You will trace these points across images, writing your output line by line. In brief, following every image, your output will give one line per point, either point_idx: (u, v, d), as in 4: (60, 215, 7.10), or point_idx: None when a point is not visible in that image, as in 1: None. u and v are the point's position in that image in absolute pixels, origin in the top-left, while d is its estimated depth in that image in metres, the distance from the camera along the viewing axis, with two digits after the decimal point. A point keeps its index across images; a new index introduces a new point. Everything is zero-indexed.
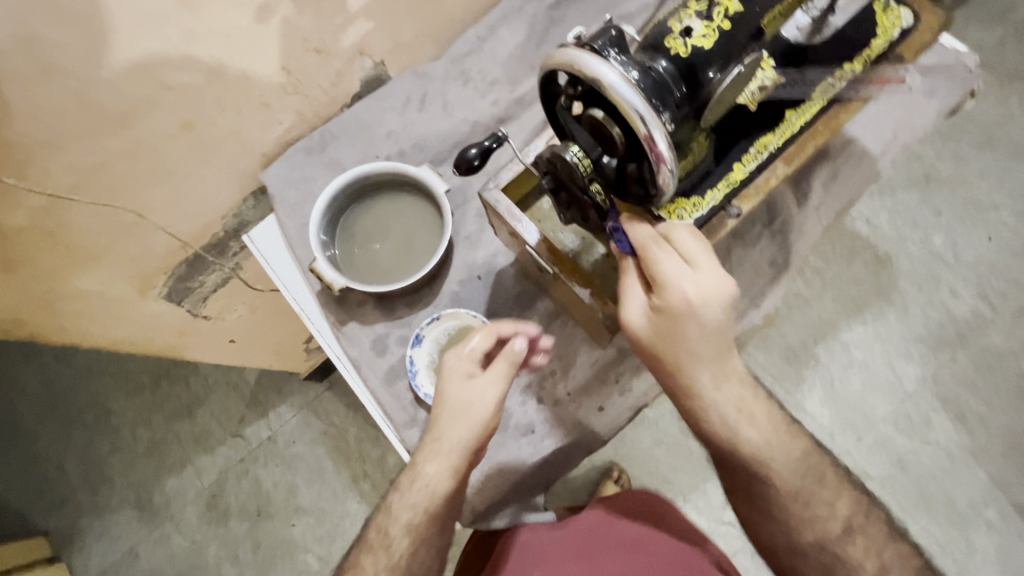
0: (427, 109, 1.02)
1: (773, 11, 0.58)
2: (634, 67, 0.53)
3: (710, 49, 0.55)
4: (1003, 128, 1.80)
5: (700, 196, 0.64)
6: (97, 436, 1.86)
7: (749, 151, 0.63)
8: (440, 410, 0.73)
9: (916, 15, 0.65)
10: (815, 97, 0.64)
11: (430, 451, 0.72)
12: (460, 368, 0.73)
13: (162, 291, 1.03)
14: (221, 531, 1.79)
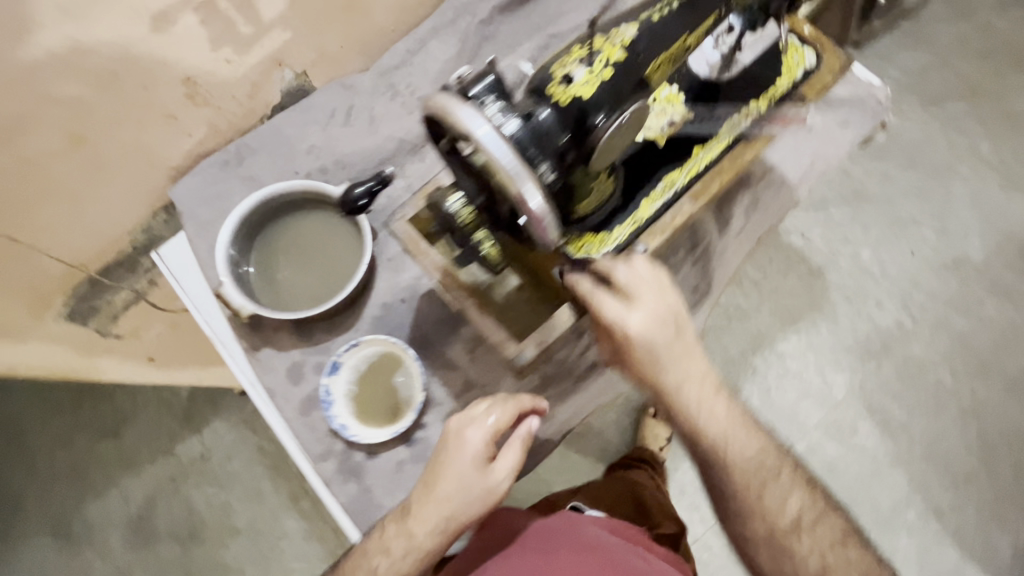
0: (353, 124, 0.97)
1: (664, 53, 0.56)
2: (513, 117, 0.52)
3: (593, 95, 0.53)
4: (925, 149, 1.91)
5: (608, 232, 0.62)
6: (13, 457, 1.73)
7: (654, 188, 0.63)
8: (443, 478, 0.70)
9: (818, 57, 0.67)
10: (719, 135, 0.65)
11: (427, 517, 0.70)
12: (474, 447, 0.70)
13: (62, 311, 0.96)
14: (150, 556, 1.69)
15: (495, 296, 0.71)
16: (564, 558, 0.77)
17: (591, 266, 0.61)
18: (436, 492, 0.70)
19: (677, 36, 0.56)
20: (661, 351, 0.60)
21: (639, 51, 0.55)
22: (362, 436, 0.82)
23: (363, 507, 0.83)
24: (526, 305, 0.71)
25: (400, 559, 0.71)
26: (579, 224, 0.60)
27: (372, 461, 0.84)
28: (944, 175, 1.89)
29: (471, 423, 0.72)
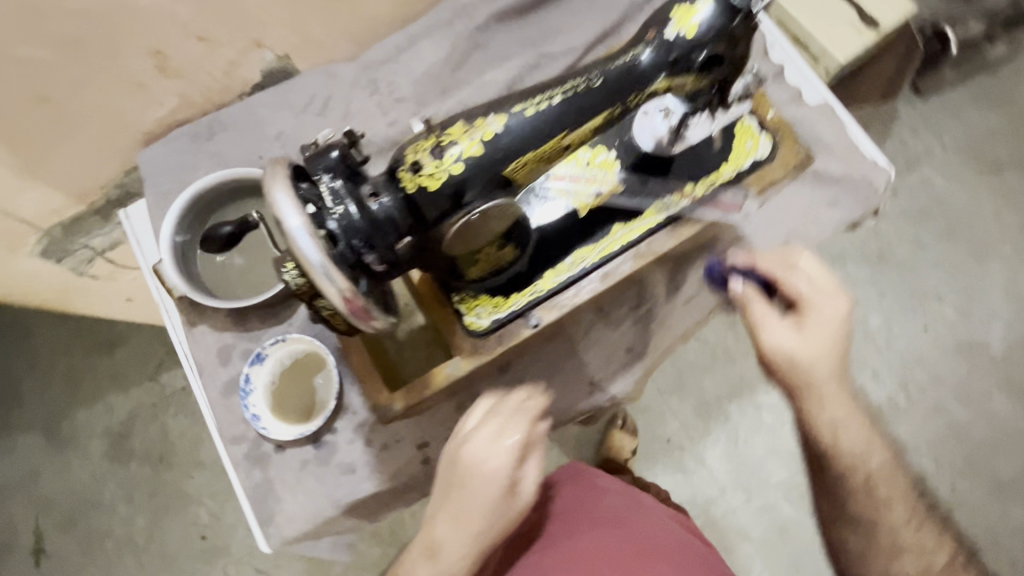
0: (326, 115, 0.95)
1: (532, 153, 0.52)
2: (347, 202, 0.47)
3: (434, 192, 0.50)
4: (967, 221, 1.76)
5: (504, 297, 0.60)
6: (18, 354, 1.86)
7: (563, 260, 0.60)
8: (465, 516, 0.66)
9: (775, 146, 0.62)
10: (647, 215, 0.61)
11: (459, 543, 0.66)
12: (491, 479, 0.66)
13: (36, 249, 0.99)
14: (120, 472, 1.78)
15: (392, 335, 0.66)
16: (592, 535, 0.82)
17: (480, 329, 0.59)
18: (460, 520, 0.66)
19: (551, 135, 0.52)
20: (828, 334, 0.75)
21: (499, 147, 0.51)
22: (271, 429, 0.84)
23: (262, 497, 0.85)
24: (421, 347, 0.66)
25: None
26: (467, 284, 0.58)
27: (280, 454, 0.86)
28: (982, 253, 1.75)
29: (483, 452, 0.67)
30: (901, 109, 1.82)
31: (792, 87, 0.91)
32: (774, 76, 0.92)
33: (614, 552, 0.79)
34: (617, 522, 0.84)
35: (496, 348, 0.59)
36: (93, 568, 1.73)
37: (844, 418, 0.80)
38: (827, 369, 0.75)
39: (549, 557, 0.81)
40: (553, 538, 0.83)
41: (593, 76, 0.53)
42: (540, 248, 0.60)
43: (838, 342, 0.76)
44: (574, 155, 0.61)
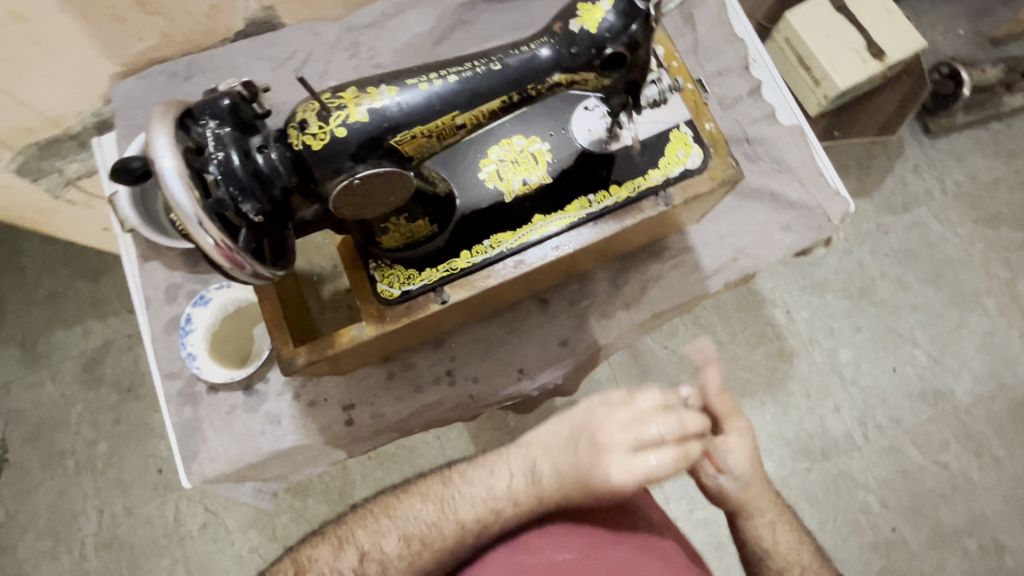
0: (304, 72, 0.96)
1: (419, 127, 0.52)
2: (230, 149, 0.48)
3: (318, 152, 0.49)
4: (956, 268, 1.73)
5: (417, 270, 0.61)
6: (5, 268, 1.89)
7: (481, 242, 0.61)
8: (575, 469, 0.67)
9: (706, 157, 0.63)
10: (569, 209, 0.61)
11: (545, 490, 0.69)
12: (621, 466, 0.64)
13: (12, 165, 1.00)
14: (87, 397, 1.82)
15: (318, 295, 0.68)
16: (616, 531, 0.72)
17: (391, 298, 0.60)
18: (571, 473, 0.67)
19: (442, 113, 0.51)
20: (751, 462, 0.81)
21: (387, 119, 0.50)
22: (206, 372, 0.85)
23: (188, 434, 0.87)
24: (344, 307, 0.68)
25: (500, 509, 0.71)
26: (383, 252, 0.59)
27: (211, 396, 0.88)
28: (966, 303, 1.71)
29: (632, 436, 0.65)
30: (907, 146, 1.79)
31: (766, 106, 0.91)
32: (750, 93, 0.92)
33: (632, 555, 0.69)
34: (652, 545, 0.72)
35: (402, 318, 0.60)
36: (50, 485, 1.78)
37: (777, 520, 0.84)
38: (755, 476, 0.82)
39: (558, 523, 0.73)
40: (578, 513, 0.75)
41: (494, 62, 0.52)
42: (458, 227, 0.61)
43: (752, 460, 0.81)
44: (508, 140, 0.62)
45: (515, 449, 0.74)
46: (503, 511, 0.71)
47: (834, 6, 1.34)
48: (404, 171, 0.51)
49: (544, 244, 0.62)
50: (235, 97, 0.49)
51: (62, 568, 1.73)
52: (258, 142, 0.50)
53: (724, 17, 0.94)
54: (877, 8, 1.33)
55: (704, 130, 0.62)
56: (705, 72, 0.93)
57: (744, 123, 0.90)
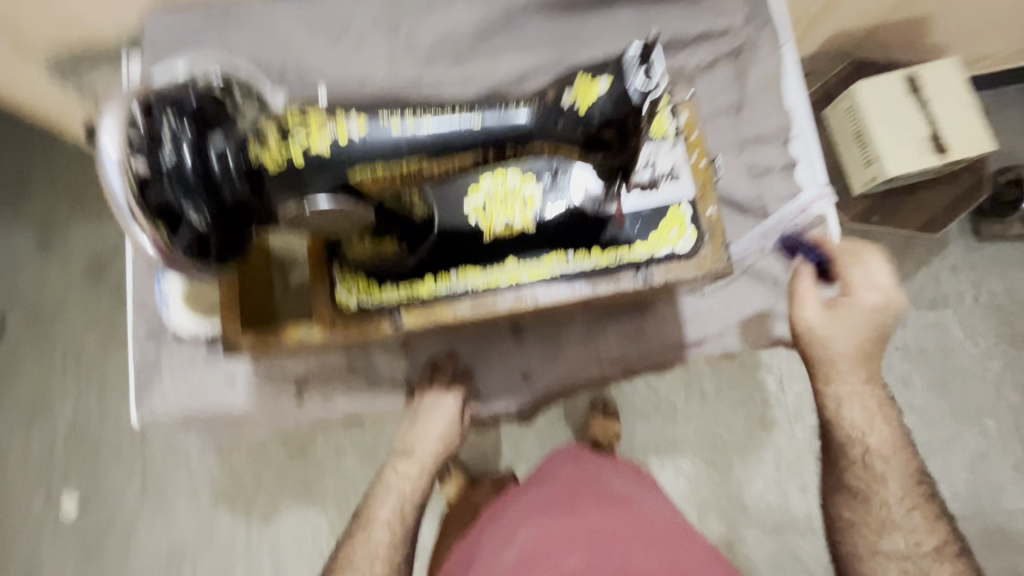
0: (338, 41, 0.93)
1: (383, 171, 0.52)
2: (182, 148, 0.48)
3: (273, 172, 0.50)
4: (965, 381, 1.66)
5: (380, 286, 0.61)
6: (38, 151, 1.93)
7: (448, 271, 0.61)
8: (428, 429, 0.87)
9: (699, 243, 0.61)
10: (542, 262, 0.61)
11: (425, 457, 0.89)
12: (451, 409, 0.85)
13: (41, 66, 1.00)
14: (87, 292, 1.87)
15: (285, 280, 0.70)
16: (590, 512, 0.94)
17: (347, 308, 0.60)
18: (421, 435, 0.88)
19: (408, 160, 0.52)
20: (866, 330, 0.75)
21: (350, 155, 0.51)
22: (179, 326, 0.86)
23: (148, 373, 0.89)
24: (304, 298, 0.70)
25: (410, 494, 0.88)
26: (353, 261, 0.60)
27: (176, 342, 0.89)
28: (965, 417, 1.64)
29: (440, 388, 0.85)
30: (951, 244, 1.70)
31: (795, 186, 0.87)
32: (782, 168, 0.88)
33: (616, 527, 0.91)
34: (621, 505, 0.96)
35: (354, 329, 0.60)
36: (36, 366, 1.85)
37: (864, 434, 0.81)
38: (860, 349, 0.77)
39: (547, 527, 0.92)
40: (551, 513, 0.95)
41: (474, 117, 0.52)
42: (427, 252, 0.61)
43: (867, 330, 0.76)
44: (504, 172, 0.62)
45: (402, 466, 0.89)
46: (408, 493, 0.87)
47: (907, 87, 1.26)
48: (358, 208, 0.52)
49: (506, 291, 0.61)
50: (203, 93, 0.49)
51: (32, 446, 1.81)
52: (218, 141, 0.50)
53: (777, 83, 0.89)
54: (952, 100, 1.25)
55: (705, 215, 0.61)
56: (742, 136, 0.88)
57: (767, 198, 0.87)
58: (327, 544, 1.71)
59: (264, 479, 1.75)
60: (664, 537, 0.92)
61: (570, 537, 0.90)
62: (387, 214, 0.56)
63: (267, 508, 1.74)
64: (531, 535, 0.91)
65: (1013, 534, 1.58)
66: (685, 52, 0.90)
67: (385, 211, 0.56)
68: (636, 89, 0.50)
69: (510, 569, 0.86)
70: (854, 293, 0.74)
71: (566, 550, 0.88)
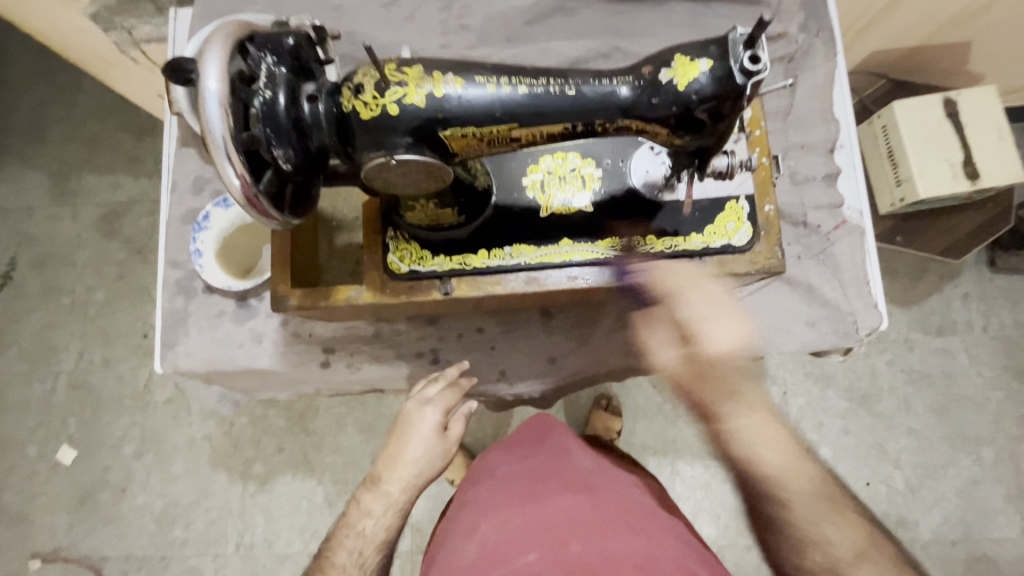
0: (390, 10, 0.93)
1: (472, 129, 0.53)
2: (279, 90, 0.50)
3: (364, 120, 0.51)
4: (965, 407, 1.67)
5: (430, 253, 0.61)
6: (61, 98, 1.91)
7: (501, 248, 0.61)
8: (413, 454, 0.81)
9: (755, 238, 0.63)
10: (598, 244, 0.61)
11: (395, 491, 0.81)
12: (434, 423, 0.81)
13: (87, 10, 1.00)
14: (98, 244, 1.86)
15: (328, 242, 0.71)
16: (552, 499, 0.84)
17: (397, 271, 0.60)
18: (397, 458, 0.81)
19: (500, 121, 0.52)
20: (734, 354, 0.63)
21: (443, 110, 0.51)
22: (212, 281, 0.86)
23: (174, 324, 0.89)
24: (344, 262, 0.70)
25: (370, 531, 0.80)
26: (406, 226, 0.60)
27: (205, 296, 0.89)
28: (962, 443, 1.66)
29: (423, 397, 0.82)
30: (964, 271, 1.71)
31: (836, 196, 0.87)
32: (824, 177, 0.88)
33: (578, 517, 0.81)
34: (584, 489, 0.85)
35: (402, 294, 0.60)
36: (42, 314, 1.84)
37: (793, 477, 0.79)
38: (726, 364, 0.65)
39: (508, 517, 0.83)
40: (512, 500, 0.85)
41: (571, 86, 0.52)
42: (482, 226, 0.62)
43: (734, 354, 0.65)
44: (564, 154, 0.63)
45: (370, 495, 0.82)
46: (368, 529, 0.80)
47: (945, 110, 1.26)
48: (444, 165, 0.53)
49: (559, 271, 0.61)
50: (300, 38, 0.51)
51: (32, 394, 1.81)
52: (309, 89, 0.52)
53: (826, 92, 0.90)
54: (989, 126, 1.25)
55: (761, 212, 0.62)
56: (786, 141, 0.89)
57: (808, 207, 0.87)
58: (319, 516, 1.72)
59: (262, 446, 1.76)
60: (644, 519, 0.82)
61: (526, 529, 0.80)
62: (459, 177, 0.56)
63: (263, 475, 1.75)
64: (495, 526, 0.83)
65: (998, 563, 1.60)
66: None
67: (456, 176, 0.57)
68: (740, 68, 0.50)
69: (471, 565, 0.79)
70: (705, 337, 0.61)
71: (522, 546, 0.78)
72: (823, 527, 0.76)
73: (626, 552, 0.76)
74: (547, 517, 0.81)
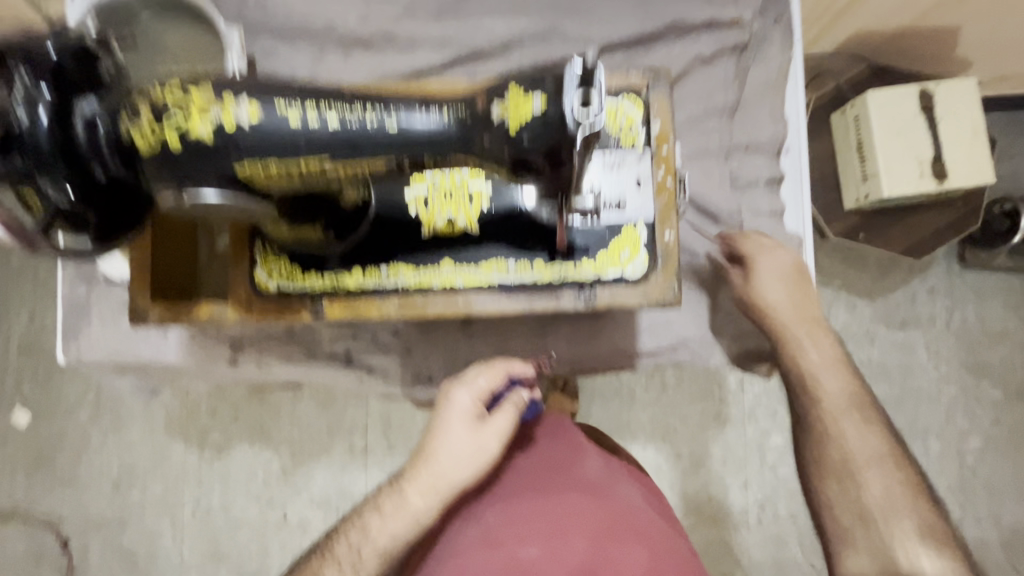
0: None
1: (276, 164, 0.50)
2: (38, 113, 0.47)
3: (145, 153, 0.49)
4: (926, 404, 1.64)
5: (304, 271, 0.64)
6: None
7: (375, 268, 0.64)
8: (448, 449, 0.74)
9: (650, 269, 0.63)
10: (480, 269, 0.64)
11: (417, 499, 0.74)
12: (470, 408, 0.75)
13: None
14: None
15: (211, 244, 0.70)
16: (562, 498, 0.80)
17: (265, 289, 0.64)
18: (426, 451, 0.75)
19: (308, 155, 0.50)
20: (798, 283, 0.78)
21: (237, 144, 0.49)
22: (113, 272, 0.80)
23: (77, 313, 0.85)
24: (223, 268, 0.70)
25: (376, 538, 0.74)
26: (282, 245, 0.63)
27: (108, 285, 0.84)
28: (918, 440, 1.63)
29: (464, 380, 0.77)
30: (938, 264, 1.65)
31: (778, 204, 0.83)
32: (767, 182, 0.83)
33: (579, 519, 0.78)
34: (599, 492, 0.82)
35: (269, 310, 0.64)
36: None
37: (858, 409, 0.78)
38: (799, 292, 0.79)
39: (510, 510, 0.80)
40: (517, 492, 0.82)
41: (391, 115, 0.50)
42: (359, 248, 0.64)
43: (799, 284, 0.79)
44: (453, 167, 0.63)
45: (391, 495, 0.76)
46: (381, 545, 0.74)
47: (920, 103, 1.19)
48: (253, 205, 0.52)
49: (437, 294, 0.64)
50: (65, 55, 0.48)
51: None
52: (88, 107, 0.49)
53: (778, 89, 0.83)
54: (962, 122, 1.19)
55: (658, 240, 0.62)
56: (730, 141, 0.83)
57: (745, 213, 0.83)
58: (273, 486, 1.69)
59: (218, 415, 1.70)
60: (653, 530, 0.80)
61: (532, 520, 0.78)
62: (287, 204, 0.55)
63: (218, 444, 1.72)
64: (498, 517, 0.79)
65: None
66: (686, 40, 0.83)
67: (295, 204, 0.56)
68: (573, 115, 0.46)
69: (468, 551, 0.76)
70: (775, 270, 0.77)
71: (526, 535, 0.77)
72: (869, 475, 0.75)
73: (638, 562, 0.75)
74: (565, 521, 0.78)
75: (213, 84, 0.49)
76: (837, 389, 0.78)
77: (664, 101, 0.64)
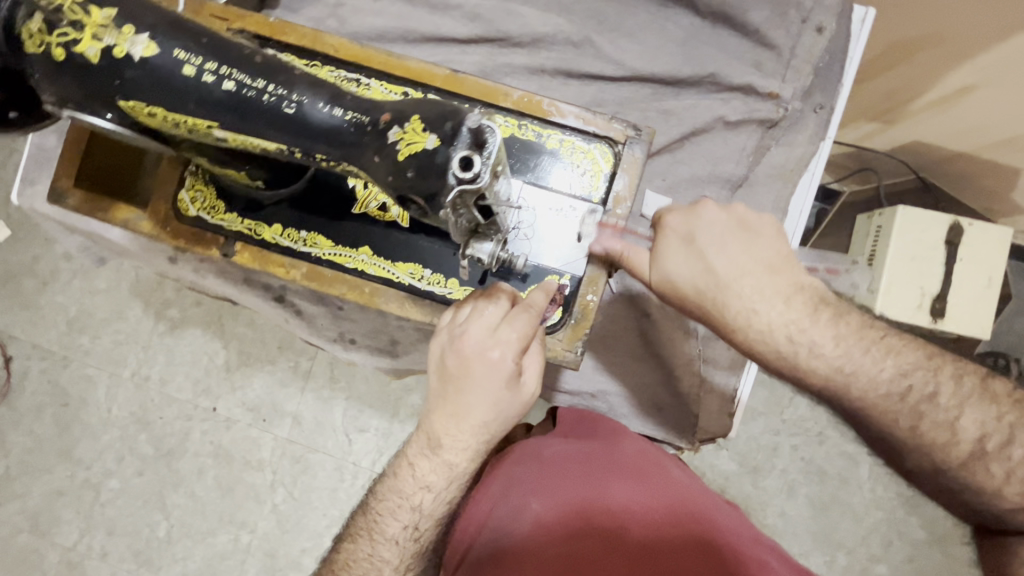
0: None
1: (162, 111, 0.53)
2: None
3: (32, 53, 0.50)
4: None
5: (225, 210, 0.71)
6: None
7: (294, 231, 0.71)
8: (483, 401, 0.62)
9: (564, 322, 0.70)
10: (393, 266, 0.70)
11: (454, 456, 0.67)
12: (509, 349, 0.61)
13: None
14: None
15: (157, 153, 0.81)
16: (611, 485, 0.73)
17: (185, 215, 0.71)
18: (460, 416, 0.63)
19: (196, 114, 0.53)
20: (722, 236, 0.64)
21: (122, 74, 0.50)
22: None
23: (45, 162, 0.85)
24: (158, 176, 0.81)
25: (427, 507, 0.70)
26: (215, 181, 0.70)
27: None
28: None
29: (488, 332, 0.61)
30: None
31: None
32: None
33: (639, 503, 0.71)
34: (644, 474, 0.75)
35: (179, 232, 0.71)
36: None
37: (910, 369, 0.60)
38: (736, 243, 0.64)
39: (559, 496, 0.72)
40: (559, 480, 0.75)
41: (292, 102, 0.53)
42: (283, 203, 0.71)
43: (734, 238, 0.64)
44: None
45: (430, 459, 0.68)
46: (422, 504, 0.70)
47: (947, 235, 1.13)
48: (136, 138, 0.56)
49: (346, 276, 0.70)
50: None
51: None
52: None
53: (784, 173, 0.81)
54: (980, 270, 1.13)
55: (578, 298, 0.69)
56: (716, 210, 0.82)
57: None
58: None
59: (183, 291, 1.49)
60: (723, 518, 0.73)
61: (581, 508, 0.71)
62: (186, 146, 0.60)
63: None
64: (547, 504, 0.72)
65: None
66: (716, 98, 0.81)
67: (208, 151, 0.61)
68: (453, 171, 0.49)
69: (521, 539, 0.69)
70: (681, 234, 0.65)
71: (573, 520, 0.69)
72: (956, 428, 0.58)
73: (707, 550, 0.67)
74: (619, 506, 0.71)
75: (116, 9, 0.50)
76: (867, 365, 0.61)
77: (635, 162, 0.69)
